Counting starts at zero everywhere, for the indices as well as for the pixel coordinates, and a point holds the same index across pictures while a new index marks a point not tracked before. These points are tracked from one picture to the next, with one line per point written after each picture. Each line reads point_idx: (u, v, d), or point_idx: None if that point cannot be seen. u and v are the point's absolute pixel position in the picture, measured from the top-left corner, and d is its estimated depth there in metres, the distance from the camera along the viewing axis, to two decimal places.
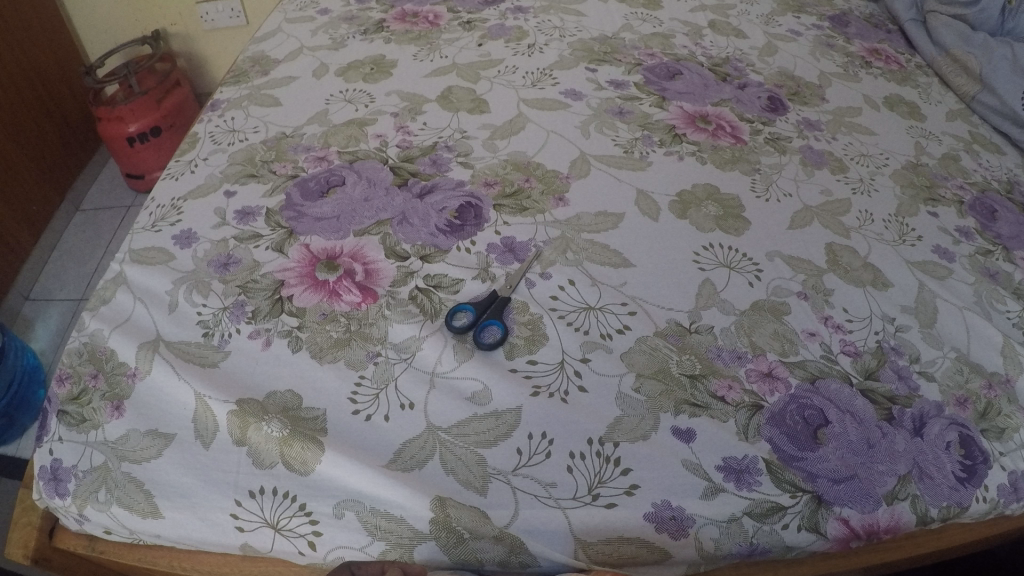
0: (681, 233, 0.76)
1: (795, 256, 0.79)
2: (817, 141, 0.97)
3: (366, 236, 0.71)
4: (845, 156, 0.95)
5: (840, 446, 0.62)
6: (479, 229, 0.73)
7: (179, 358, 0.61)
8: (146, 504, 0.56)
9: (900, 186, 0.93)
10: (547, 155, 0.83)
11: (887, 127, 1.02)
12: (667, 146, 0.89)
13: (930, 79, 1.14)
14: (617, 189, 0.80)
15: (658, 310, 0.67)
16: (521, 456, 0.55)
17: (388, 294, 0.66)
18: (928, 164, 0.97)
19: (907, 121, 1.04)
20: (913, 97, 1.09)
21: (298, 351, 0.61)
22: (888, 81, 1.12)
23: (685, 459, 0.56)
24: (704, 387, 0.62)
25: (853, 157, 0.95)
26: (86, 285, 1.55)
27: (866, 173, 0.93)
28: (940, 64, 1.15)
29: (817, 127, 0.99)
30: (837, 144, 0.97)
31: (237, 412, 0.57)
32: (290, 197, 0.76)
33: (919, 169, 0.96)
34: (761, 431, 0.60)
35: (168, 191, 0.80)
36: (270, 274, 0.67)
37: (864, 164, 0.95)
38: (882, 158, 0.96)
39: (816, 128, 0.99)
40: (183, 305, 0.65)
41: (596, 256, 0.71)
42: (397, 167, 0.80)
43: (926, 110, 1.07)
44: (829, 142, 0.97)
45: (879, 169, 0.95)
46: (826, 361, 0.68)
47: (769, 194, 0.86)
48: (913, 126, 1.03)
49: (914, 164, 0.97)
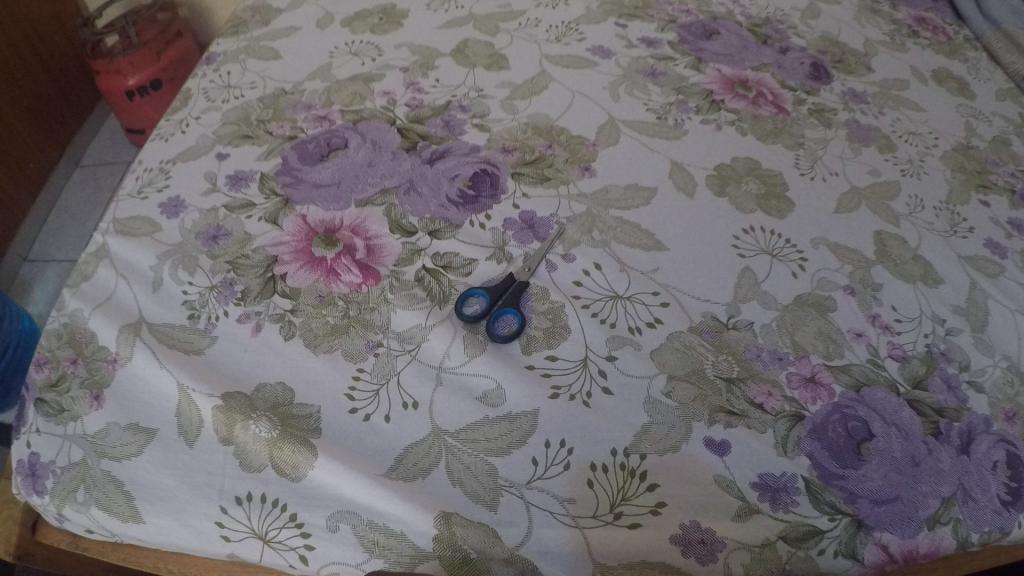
0: (717, 213, 0.68)
1: (842, 245, 0.71)
2: (864, 114, 0.88)
3: (369, 206, 0.64)
4: (893, 133, 0.86)
5: (885, 464, 0.56)
6: (495, 201, 0.66)
7: (162, 344, 0.56)
8: (126, 506, 0.52)
9: (950, 170, 0.84)
10: (571, 119, 0.75)
11: (937, 103, 0.93)
12: (704, 113, 0.80)
13: (979, 53, 1.03)
14: (650, 160, 0.72)
15: (692, 301, 0.61)
16: (536, 466, 0.49)
17: (392, 274, 0.60)
18: (979, 147, 0.88)
19: (956, 99, 0.94)
20: (965, 71, 0.99)
21: (291, 338, 0.55)
22: (937, 53, 1.01)
23: (718, 474, 0.51)
24: (741, 393, 0.55)
25: (902, 135, 0.86)
26: (82, 247, 1.50)
27: (915, 153, 0.85)
28: (990, 38, 1.04)
29: (865, 100, 0.90)
30: (885, 119, 0.88)
31: (223, 408, 0.52)
32: (287, 161, 0.69)
33: (970, 152, 0.87)
34: (800, 445, 0.55)
35: (156, 154, 0.73)
36: (262, 249, 0.61)
37: (914, 143, 0.86)
38: (932, 137, 0.87)
39: (863, 101, 0.90)
40: (168, 283, 0.60)
41: (625, 237, 0.64)
42: (405, 129, 0.72)
43: (977, 86, 0.97)
44: (876, 117, 0.88)
45: (929, 150, 0.86)
46: (873, 366, 0.62)
47: (814, 172, 0.78)
48: (963, 104, 0.94)
49: (964, 146, 0.87)
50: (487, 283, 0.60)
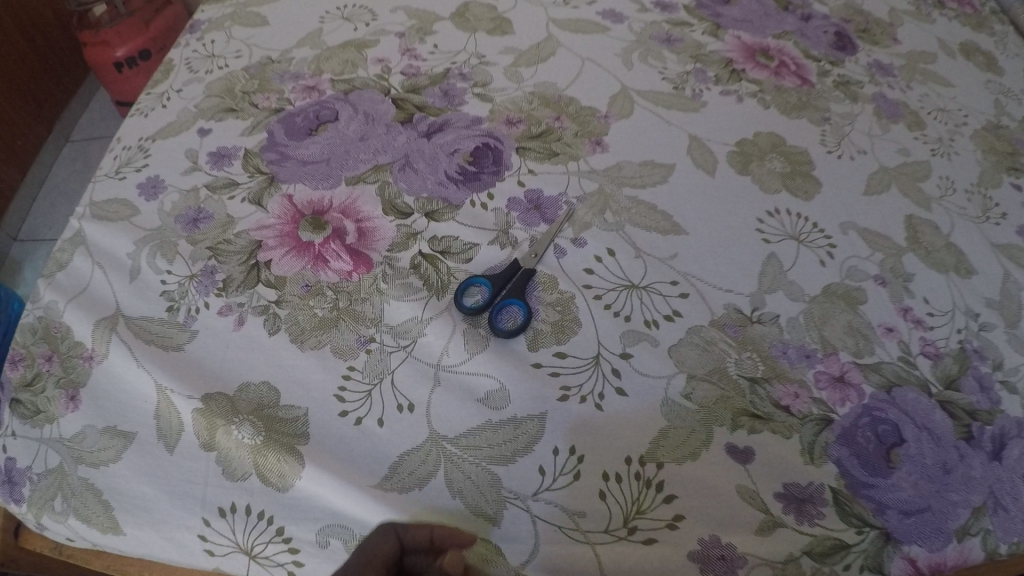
0: (738, 194, 0.63)
1: (871, 230, 0.66)
2: (890, 88, 0.82)
3: (361, 185, 0.59)
4: (921, 109, 0.80)
5: (916, 471, 0.52)
6: (498, 178, 0.61)
7: (139, 340, 0.53)
8: (105, 517, 0.49)
9: (981, 151, 0.78)
10: (580, 89, 0.69)
11: (966, 77, 0.86)
12: (724, 83, 0.74)
13: (1006, 27, 0.96)
14: (666, 135, 0.66)
15: (712, 291, 0.56)
16: (544, 476, 0.45)
17: (385, 261, 0.55)
18: (1010, 126, 0.82)
19: (984, 75, 0.88)
20: (993, 45, 0.92)
21: (275, 333, 0.51)
22: (963, 25, 0.94)
23: (740, 484, 0.47)
24: (766, 394, 0.51)
25: (930, 111, 0.80)
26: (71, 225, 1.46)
27: (945, 132, 0.79)
28: (1017, 11, 0.96)
29: (891, 73, 0.84)
30: (912, 94, 0.82)
31: (203, 412, 0.49)
32: (273, 136, 0.64)
33: (1000, 131, 0.81)
34: (827, 451, 0.51)
35: (135, 131, 0.68)
36: (245, 234, 0.57)
37: (943, 121, 0.80)
38: (961, 115, 0.81)
39: (889, 73, 0.83)
40: (146, 272, 0.56)
41: (640, 219, 0.59)
42: (401, 100, 0.66)
43: (1006, 62, 0.90)
44: (903, 91, 0.82)
45: (958, 128, 0.79)
46: (904, 364, 0.57)
47: (841, 150, 0.73)
48: (991, 81, 0.87)
49: (994, 125, 0.81)
50: (489, 270, 0.56)
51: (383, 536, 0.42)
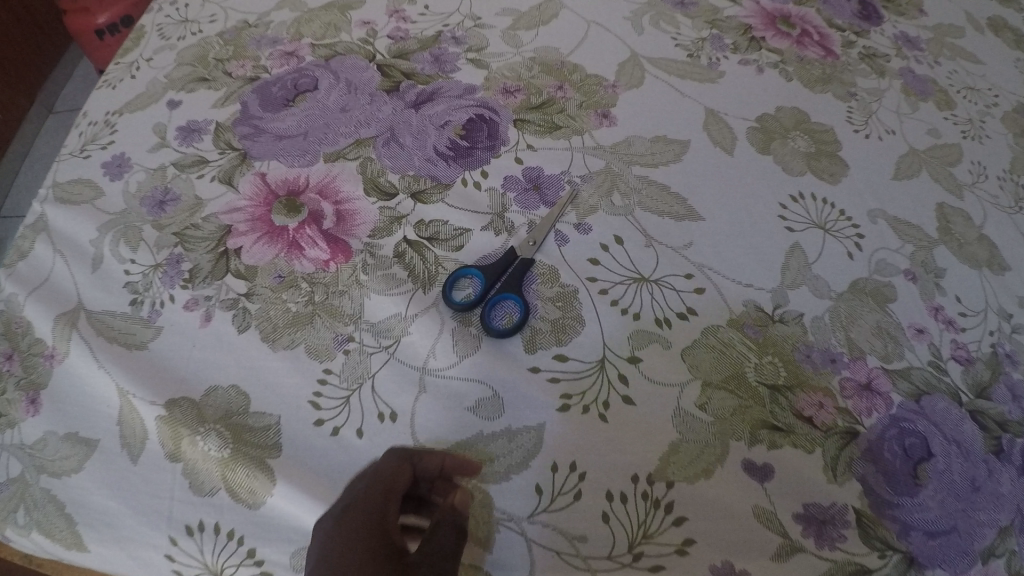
0: (758, 176, 0.57)
1: (901, 219, 0.60)
2: (917, 63, 0.75)
3: (340, 162, 0.54)
4: (950, 86, 0.73)
5: (943, 489, 0.48)
6: (493, 153, 0.55)
7: (100, 337, 0.48)
8: (69, 533, 0.45)
9: (1013, 134, 0.72)
10: (585, 56, 0.63)
11: (998, 52, 0.79)
12: (743, 52, 0.67)
13: None
14: (681, 109, 0.60)
15: (729, 285, 0.51)
16: (541, 496, 0.41)
17: (367, 249, 0.50)
18: None
19: (1016, 51, 0.80)
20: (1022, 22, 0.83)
21: (245, 330, 0.47)
22: None
23: (756, 505, 0.43)
24: (788, 403, 0.47)
25: (960, 89, 0.73)
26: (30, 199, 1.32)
27: (976, 112, 0.72)
28: None
29: (919, 46, 0.76)
30: (941, 70, 0.75)
31: (167, 420, 0.44)
32: (246, 108, 0.58)
33: None
34: (852, 467, 0.47)
35: (102, 104, 0.62)
36: (214, 218, 0.52)
37: (973, 100, 0.73)
38: (991, 95, 0.74)
39: (917, 46, 0.76)
40: (109, 261, 0.51)
41: (650, 202, 0.54)
42: (386, 67, 0.60)
43: None
44: (931, 66, 0.75)
45: (989, 109, 0.73)
46: (934, 370, 0.53)
47: (868, 128, 0.66)
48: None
49: None
50: (483, 259, 0.51)
51: (396, 462, 0.39)
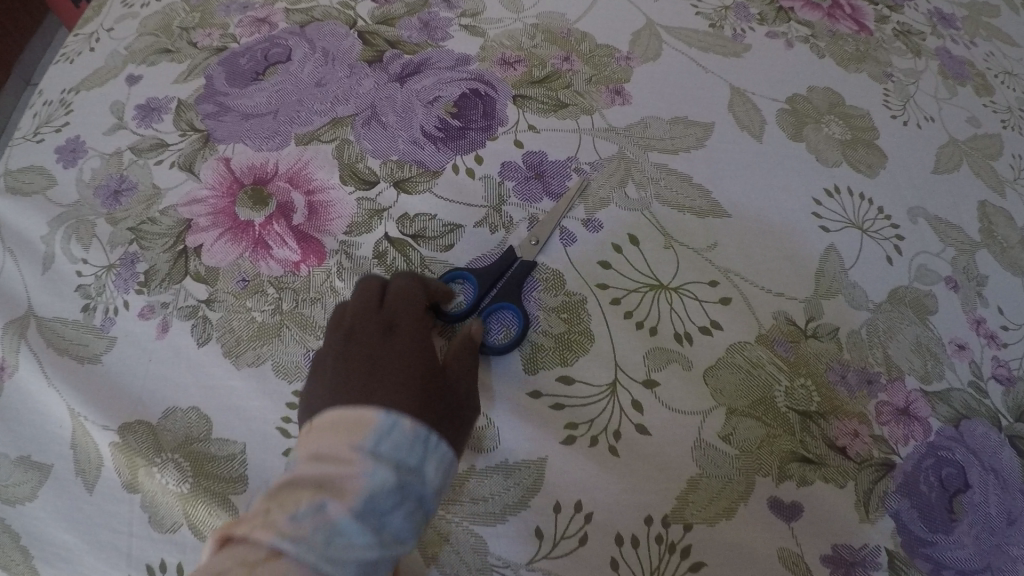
0: (787, 166, 0.51)
1: (942, 219, 0.54)
2: (954, 43, 0.67)
3: (314, 145, 0.49)
4: (988, 70, 0.66)
5: (980, 524, 0.44)
6: (488, 135, 0.49)
7: (49, 349, 0.44)
8: (22, 566, 0.40)
9: None
10: (592, 25, 0.56)
11: None
12: (770, 24, 0.60)
13: None
14: (701, 87, 0.54)
15: (756, 293, 0.45)
16: (542, 542, 0.37)
17: (342, 248, 0.45)
18: None
19: None
20: None
21: (204, 344, 0.43)
22: None
23: (782, 547, 0.39)
24: (820, 432, 0.42)
25: (997, 73, 0.66)
26: None
27: (1016, 100, 0.65)
28: None
29: (954, 23, 0.69)
30: (978, 51, 0.67)
31: (121, 448, 0.41)
32: (212, 82, 0.52)
33: None
34: (885, 502, 0.42)
35: (59, 81, 0.56)
36: (173, 210, 0.47)
37: (1012, 86, 0.66)
38: None
39: (952, 24, 0.69)
40: (60, 260, 0.46)
41: (669, 194, 0.48)
42: (369, 34, 0.54)
43: None
44: (968, 47, 0.67)
45: None
46: (975, 392, 0.48)
47: (906, 114, 0.59)
48: None
49: None
50: (476, 262, 0.45)
51: (413, 283, 0.41)
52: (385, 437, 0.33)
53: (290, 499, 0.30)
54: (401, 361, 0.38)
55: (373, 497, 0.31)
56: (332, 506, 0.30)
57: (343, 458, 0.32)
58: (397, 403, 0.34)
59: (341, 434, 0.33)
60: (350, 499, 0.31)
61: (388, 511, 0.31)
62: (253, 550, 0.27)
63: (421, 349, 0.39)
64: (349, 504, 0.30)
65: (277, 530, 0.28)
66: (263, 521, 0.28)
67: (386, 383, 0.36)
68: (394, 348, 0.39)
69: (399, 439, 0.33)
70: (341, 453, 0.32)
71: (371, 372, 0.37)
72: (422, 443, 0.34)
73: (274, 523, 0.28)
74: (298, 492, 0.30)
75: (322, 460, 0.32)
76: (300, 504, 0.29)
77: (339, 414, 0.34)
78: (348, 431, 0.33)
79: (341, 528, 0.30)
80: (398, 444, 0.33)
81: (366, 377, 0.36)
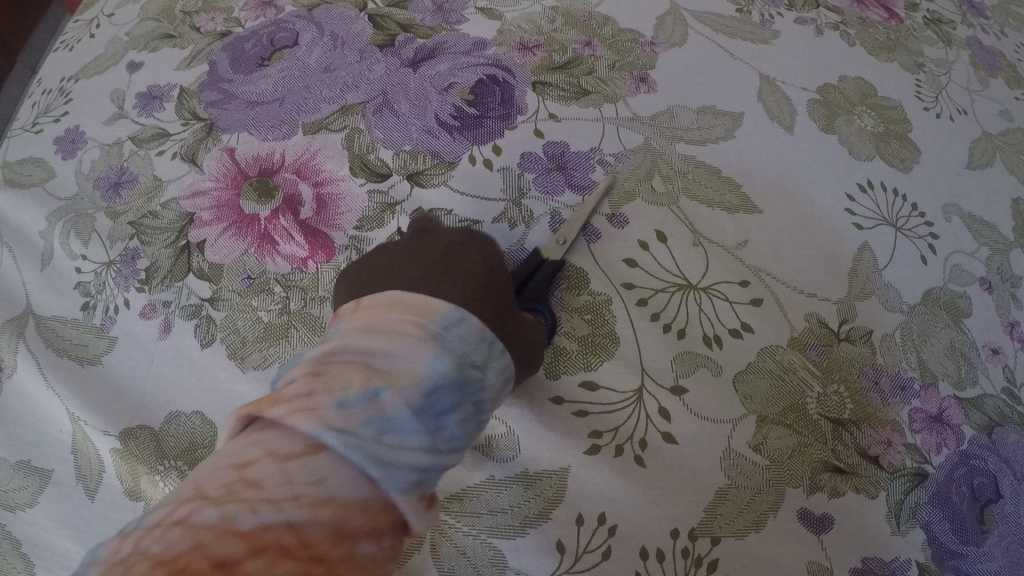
0: (820, 160, 0.49)
1: (977, 217, 0.52)
2: (984, 32, 0.64)
3: (323, 134, 0.46)
4: (1020, 62, 0.63)
5: (1011, 534, 0.42)
6: (507, 124, 0.47)
7: (49, 350, 0.43)
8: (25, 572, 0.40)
9: None
10: (614, 9, 0.54)
11: None
12: (798, 10, 0.57)
13: None
14: (726, 75, 0.51)
15: (788, 292, 0.43)
16: (563, 556, 0.36)
17: (352, 244, 0.43)
18: None
19: None
20: None
21: (209, 345, 0.41)
22: None
23: (811, 561, 0.37)
24: (853, 441, 0.40)
25: None
26: None
27: None
28: None
29: (984, 12, 0.66)
30: (1008, 42, 0.64)
31: (123, 454, 0.40)
32: (215, 68, 0.50)
33: None
34: (917, 514, 0.40)
35: (58, 70, 0.54)
36: (175, 203, 0.45)
37: None
38: None
39: (982, 13, 0.66)
40: (59, 255, 0.45)
41: (696, 189, 0.46)
42: (380, 17, 0.52)
43: None
44: (998, 37, 0.64)
45: None
46: (1007, 398, 0.45)
47: (940, 106, 0.57)
48: None
49: None
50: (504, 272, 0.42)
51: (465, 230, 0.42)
52: (450, 328, 0.32)
53: (338, 382, 0.28)
54: (480, 262, 0.37)
55: (432, 391, 0.29)
56: (386, 396, 0.28)
57: (403, 338, 0.30)
58: (464, 305, 0.34)
59: (401, 315, 0.32)
60: (407, 390, 0.28)
61: (444, 412, 0.29)
62: (288, 440, 0.26)
63: (491, 261, 0.38)
64: (406, 397, 0.28)
65: (325, 416, 0.26)
66: (307, 404, 0.26)
67: (458, 281, 0.35)
68: (468, 251, 0.38)
69: (465, 334, 0.32)
70: (399, 335, 0.30)
71: (449, 265, 0.37)
72: (487, 345, 0.32)
73: (322, 407, 0.26)
74: (348, 374, 0.28)
75: (378, 339, 0.30)
76: (351, 390, 0.27)
77: (396, 295, 0.33)
78: (411, 313, 0.32)
79: (395, 422, 0.27)
80: (462, 339, 0.32)
81: (442, 270, 0.36)
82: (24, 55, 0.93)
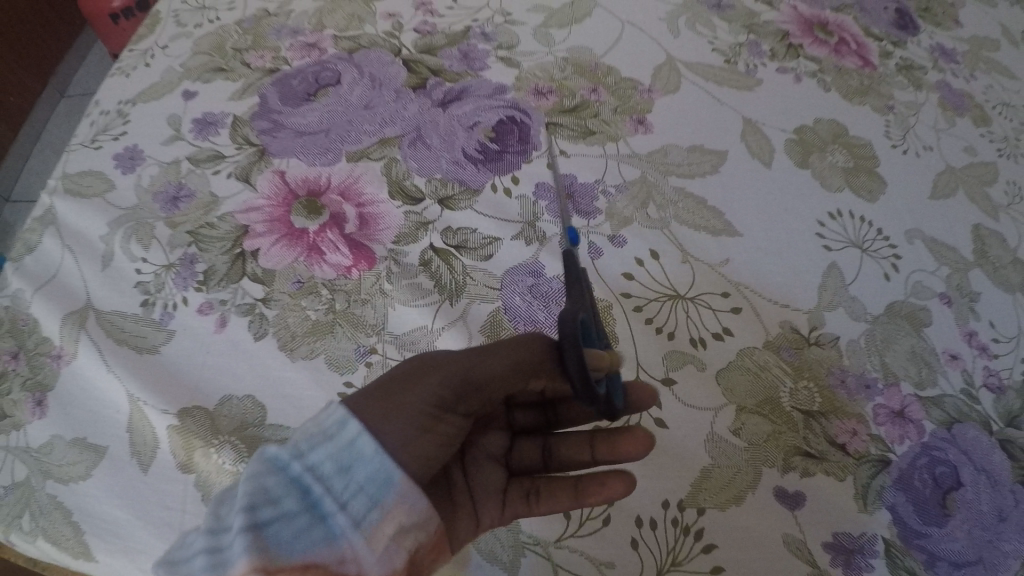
0: (793, 192, 0.56)
1: (938, 240, 0.58)
2: (954, 76, 0.71)
3: (364, 162, 0.54)
4: (987, 102, 0.70)
5: (971, 519, 0.46)
6: (524, 158, 0.54)
7: (108, 339, 0.49)
8: (76, 542, 0.44)
9: None
10: (618, 58, 0.62)
11: None
12: (781, 60, 0.65)
13: None
14: (712, 116, 0.59)
15: (765, 304, 0.50)
16: (569, 521, 0.42)
17: (390, 256, 0.50)
18: None
19: None
20: None
21: (262, 338, 0.48)
22: None
23: (785, 532, 0.43)
24: (822, 429, 0.47)
25: (996, 105, 0.70)
26: None
27: (1013, 130, 0.68)
28: None
29: (954, 59, 0.73)
30: (977, 84, 0.71)
31: (179, 429, 0.46)
32: (267, 101, 0.58)
33: None
34: (882, 496, 0.46)
35: (114, 93, 0.61)
36: (230, 217, 0.52)
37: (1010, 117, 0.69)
38: None
39: (952, 59, 0.73)
40: (119, 258, 0.51)
41: (686, 215, 0.53)
42: (414, 62, 0.60)
43: None
44: (967, 80, 0.71)
45: None
46: (967, 398, 0.51)
47: (906, 144, 0.64)
48: None
49: None
50: (518, 295, 0.49)
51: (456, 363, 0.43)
52: None
53: None
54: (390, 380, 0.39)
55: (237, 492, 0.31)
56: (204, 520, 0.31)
57: None
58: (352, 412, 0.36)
59: None
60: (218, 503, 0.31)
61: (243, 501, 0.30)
62: None
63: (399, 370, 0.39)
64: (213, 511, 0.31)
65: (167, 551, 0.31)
66: None
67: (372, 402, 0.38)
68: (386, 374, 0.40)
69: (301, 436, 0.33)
70: None
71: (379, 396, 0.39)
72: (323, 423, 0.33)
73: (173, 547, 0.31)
74: None
75: None
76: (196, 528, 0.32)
77: None
78: None
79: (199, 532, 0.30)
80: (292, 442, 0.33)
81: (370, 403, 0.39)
82: (57, 80, 1.03)
